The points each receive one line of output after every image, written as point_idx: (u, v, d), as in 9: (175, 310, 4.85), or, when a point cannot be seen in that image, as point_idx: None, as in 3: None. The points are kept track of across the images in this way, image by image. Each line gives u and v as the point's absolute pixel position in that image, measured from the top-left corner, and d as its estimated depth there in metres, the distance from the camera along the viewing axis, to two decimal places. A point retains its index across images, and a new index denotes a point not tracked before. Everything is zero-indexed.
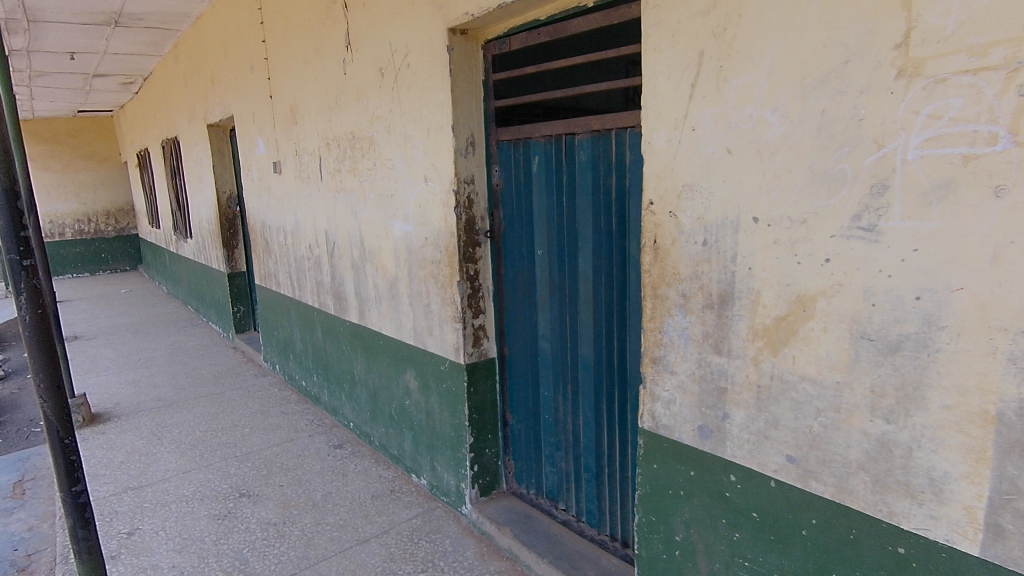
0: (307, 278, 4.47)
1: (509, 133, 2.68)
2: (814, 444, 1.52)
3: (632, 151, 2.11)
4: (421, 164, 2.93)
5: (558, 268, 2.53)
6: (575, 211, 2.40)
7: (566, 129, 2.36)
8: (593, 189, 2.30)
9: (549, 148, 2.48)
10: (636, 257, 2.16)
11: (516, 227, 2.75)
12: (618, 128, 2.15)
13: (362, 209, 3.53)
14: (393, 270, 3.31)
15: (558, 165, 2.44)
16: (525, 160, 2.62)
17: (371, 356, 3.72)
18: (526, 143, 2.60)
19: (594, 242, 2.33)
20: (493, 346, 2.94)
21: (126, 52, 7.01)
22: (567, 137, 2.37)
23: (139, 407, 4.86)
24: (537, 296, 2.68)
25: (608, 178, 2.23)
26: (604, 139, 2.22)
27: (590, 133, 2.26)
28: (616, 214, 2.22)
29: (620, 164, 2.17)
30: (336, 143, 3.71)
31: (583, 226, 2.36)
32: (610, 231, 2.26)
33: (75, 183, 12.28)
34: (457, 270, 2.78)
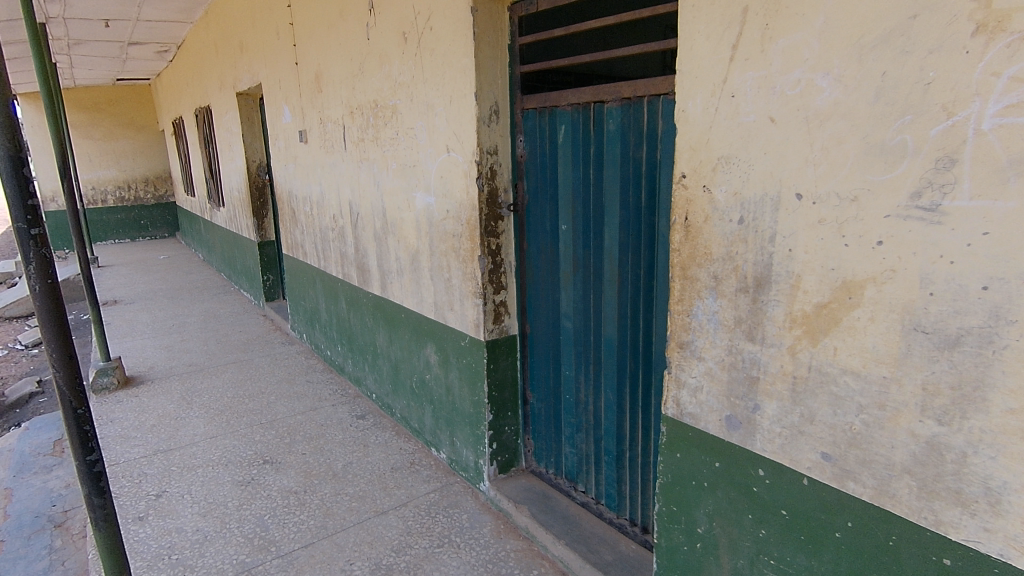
0: (332, 249, 4.45)
1: (534, 100, 2.54)
2: (854, 442, 1.40)
3: (665, 119, 1.96)
4: (443, 133, 2.82)
5: (583, 244, 2.41)
6: (602, 183, 2.27)
7: (594, 96, 2.21)
8: (621, 160, 2.16)
9: (576, 117, 2.33)
10: (665, 233, 2.03)
11: (540, 200, 2.63)
12: (651, 94, 2.00)
13: (385, 179, 3.46)
14: (415, 243, 3.24)
15: (586, 134, 2.30)
16: (551, 130, 2.48)
17: (393, 329, 3.70)
18: (552, 110, 2.46)
19: (621, 218, 2.20)
20: (514, 323, 2.86)
21: (158, 18, 7.01)
22: (596, 105, 2.23)
23: (171, 371, 4.99)
24: (561, 273, 2.57)
25: (638, 149, 2.09)
26: (635, 107, 2.07)
27: (620, 101, 2.11)
28: (646, 188, 2.08)
29: (652, 134, 2.02)
30: (360, 111, 3.62)
31: (610, 201, 2.23)
32: (639, 207, 2.13)
33: (116, 150, 12.58)
34: (479, 244, 2.69)
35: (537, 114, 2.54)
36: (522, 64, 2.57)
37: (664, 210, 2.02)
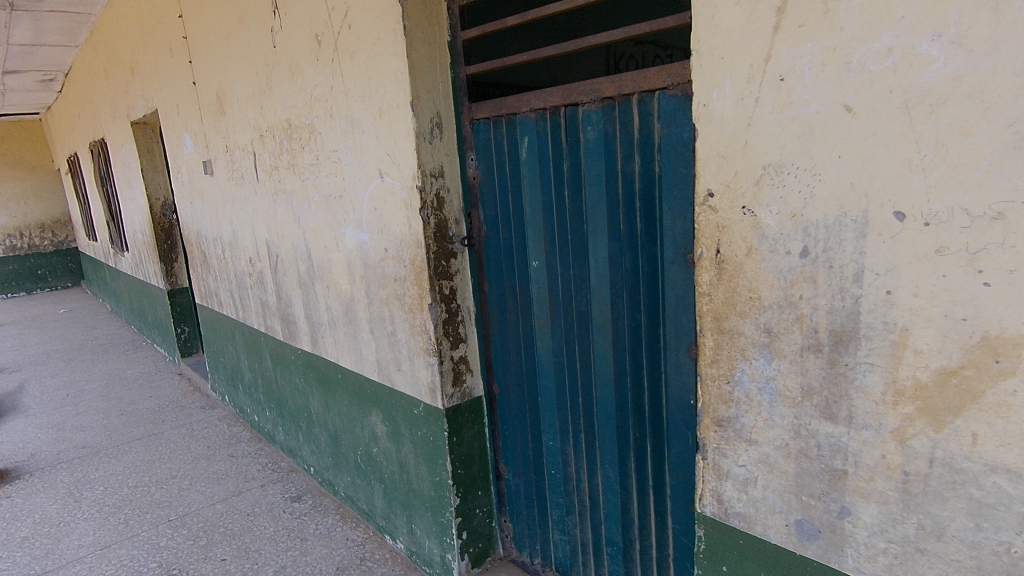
0: (250, 298, 3.78)
1: (485, 109, 2.04)
2: (1013, 571, 0.95)
3: (664, 122, 1.51)
4: (373, 154, 2.28)
5: (561, 284, 1.92)
6: (582, 208, 1.79)
7: (565, 99, 1.74)
8: (606, 178, 1.69)
9: (542, 127, 1.86)
10: (674, 269, 1.57)
11: (500, 232, 2.12)
12: (640, 91, 1.55)
13: (306, 214, 2.87)
14: (348, 290, 2.66)
15: (556, 147, 1.82)
16: (509, 144, 1.99)
17: (328, 392, 3.08)
18: (508, 120, 1.97)
19: (611, 251, 1.73)
20: (478, 381, 2.33)
21: (34, 41, 6.11)
22: (567, 110, 1.76)
23: (58, 458, 4.12)
24: (534, 320, 2.07)
25: (628, 163, 1.63)
26: (620, 109, 1.61)
27: (599, 102, 1.65)
28: (643, 212, 1.63)
29: (646, 143, 1.57)
30: (270, 134, 3.02)
31: (595, 229, 1.76)
32: (635, 236, 1.67)
33: (2, 194, 11.18)
34: (428, 291, 2.15)
35: (489, 126, 2.05)
36: (467, 66, 2.07)
37: (670, 239, 1.57)
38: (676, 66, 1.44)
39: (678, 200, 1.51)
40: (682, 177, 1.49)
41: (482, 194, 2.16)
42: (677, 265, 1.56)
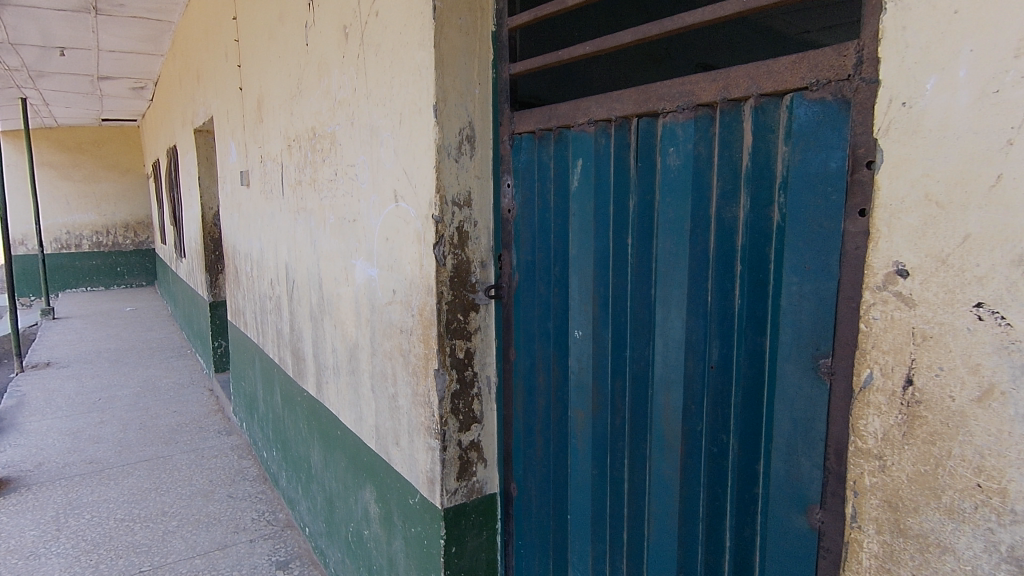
0: (268, 324, 3.42)
1: (529, 121, 1.53)
2: None
3: (797, 144, 0.96)
4: (389, 172, 1.82)
5: (612, 370, 1.36)
6: (652, 266, 1.24)
7: (639, 107, 1.21)
8: (692, 226, 1.13)
9: (602, 145, 1.32)
10: (793, 376, 0.99)
11: (534, 285, 1.59)
12: (758, 95, 1.00)
13: (321, 238, 2.46)
14: (353, 333, 2.20)
15: (619, 177, 1.28)
16: (557, 169, 1.47)
17: (327, 447, 2.61)
18: (558, 136, 1.45)
19: (691, 334, 1.16)
20: (492, 475, 1.78)
21: (123, 49, 6.29)
22: (641, 122, 1.22)
23: (61, 473, 3.88)
24: (570, 410, 1.51)
25: (729, 206, 1.07)
26: (724, 123, 1.06)
27: (691, 111, 1.11)
28: (747, 281, 1.06)
29: (764, 177, 1.01)
30: (297, 144, 2.66)
31: (668, 299, 1.20)
32: (731, 316, 1.09)
33: (97, 193, 11.86)
34: (436, 353, 1.63)
35: (533, 144, 1.54)
36: (512, 63, 1.57)
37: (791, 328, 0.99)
38: (827, 53, 0.89)
39: (809, 269, 0.94)
40: (824, 234, 0.92)
41: (516, 232, 1.63)
42: (800, 371, 0.98)
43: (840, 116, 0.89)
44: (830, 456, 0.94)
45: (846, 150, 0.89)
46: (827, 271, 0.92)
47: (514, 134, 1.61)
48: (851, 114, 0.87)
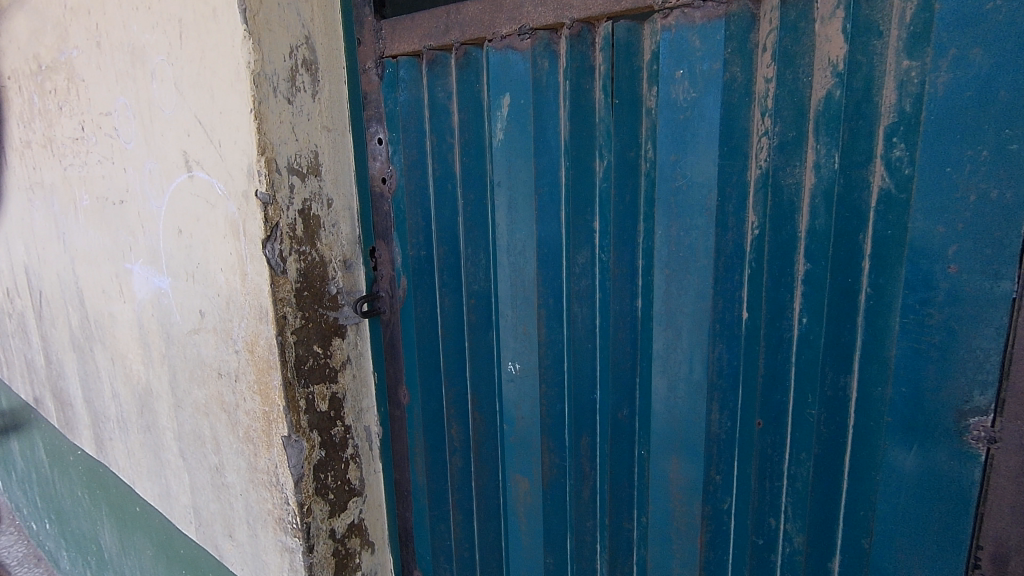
0: (9, 353, 2.38)
1: (409, 34, 0.97)
2: None
3: (949, 52, 0.54)
4: (169, 122, 1.12)
5: (576, 418, 0.93)
6: (645, 265, 0.81)
7: (616, 1, 0.73)
8: (721, 203, 0.71)
9: (547, 73, 0.83)
10: (907, 437, 0.65)
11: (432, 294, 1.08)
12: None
13: (71, 230, 1.62)
14: (141, 373, 1.46)
15: (575, 125, 0.82)
16: (463, 114, 0.95)
17: (123, 529, 1.83)
18: (463, 60, 0.92)
19: (719, 372, 0.77)
20: (386, 558, 1.26)
21: None
22: (618, 30, 0.75)
23: None
24: (505, 473, 1.06)
25: (789, 167, 0.66)
26: (786, 23, 0.63)
27: (721, 4, 0.66)
28: (829, 289, 0.67)
29: (863, 115, 0.61)
30: (15, 84, 1.73)
31: (672, 316, 0.79)
32: (794, 340, 0.71)
33: None
34: (283, 411, 1.04)
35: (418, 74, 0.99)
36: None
37: (911, 359, 0.63)
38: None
39: (957, 269, 0.58)
40: (988, 208, 0.55)
41: (396, 214, 1.07)
42: (916, 425, 0.64)
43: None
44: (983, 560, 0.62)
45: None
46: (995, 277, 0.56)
47: (383, 58, 1.02)
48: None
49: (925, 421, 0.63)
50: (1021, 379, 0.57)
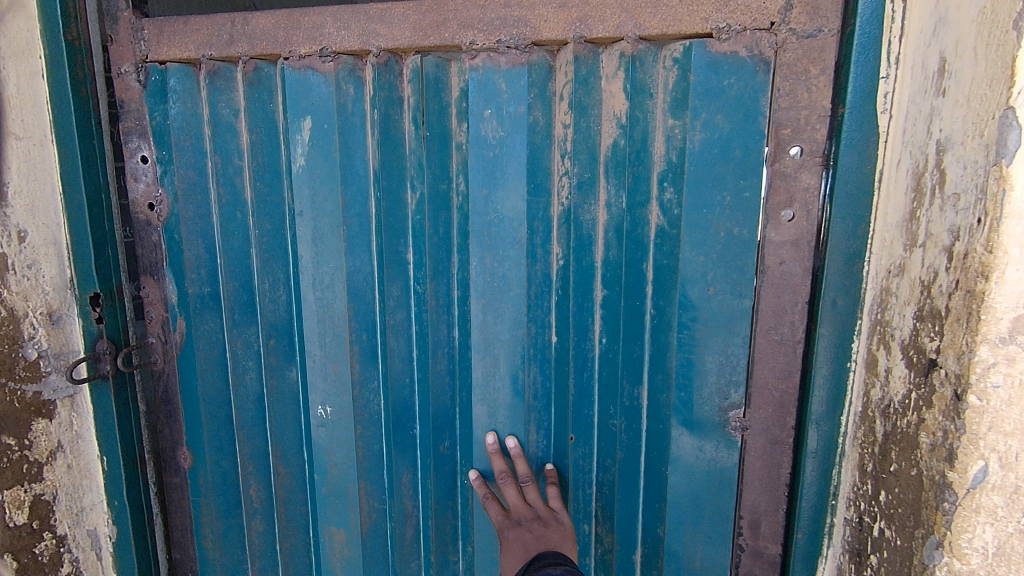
0: None
1: (183, 39, 0.88)
2: None
3: (701, 117, 0.73)
4: None
5: (397, 454, 0.93)
6: (466, 298, 0.86)
7: (426, 37, 0.80)
8: (534, 242, 0.82)
9: (353, 97, 0.85)
10: (694, 436, 0.79)
11: (217, 335, 0.97)
12: (635, 38, 0.74)
13: None
14: None
15: (385, 161, 0.84)
16: (252, 135, 0.89)
17: None
18: (252, 75, 0.88)
19: (533, 394, 0.85)
20: None
21: None
22: (426, 63, 0.81)
23: None
24: (316, 527, 1.00)
25: (586, 206, 0.79)
26: (580, 75, 0.77)
27: (523, 53, 0.78)
28: (625, 312, 0.80)
29: (643, 164, 0.76)
30: None
31: (490, 342, 0.86)
32: (594, 357, 0.83)
33: None
34: None
35: (192, 84, 0.90)
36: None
37: (686, 367, 0.78)
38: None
39: (717, 293, 0.75)
40: (736, 242, 0.74)
41: (169, 244, 0.95)
42: (699, 425, 0.79)
43: (757, 79, 0.71)
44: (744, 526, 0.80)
45: (766, 128, 0.72)
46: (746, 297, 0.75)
47: (146, 62, 0.91)
48: (773, 79, 0.71)
49: (703, 421, 0.79)
50: (762, 375, 0.76)
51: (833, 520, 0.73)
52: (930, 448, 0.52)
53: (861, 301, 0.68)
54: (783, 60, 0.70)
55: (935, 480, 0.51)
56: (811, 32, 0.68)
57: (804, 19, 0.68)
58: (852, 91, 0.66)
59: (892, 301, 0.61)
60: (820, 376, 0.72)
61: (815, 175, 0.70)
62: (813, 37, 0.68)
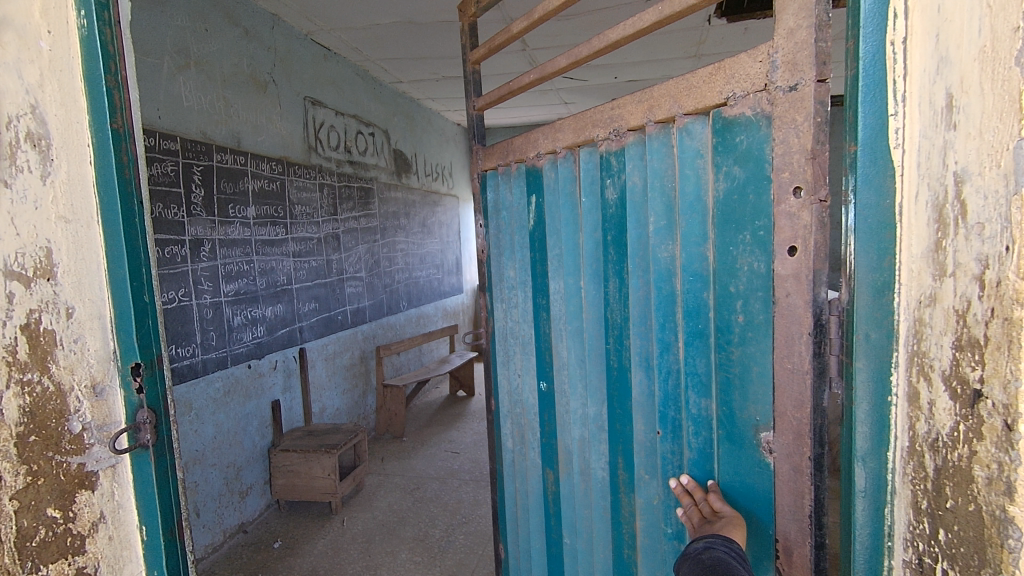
0: None
1: (491, 156, 1.59)
2: None
3: (724, 169, 0.91)
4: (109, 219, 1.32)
5: (572, 418, 1.38)
6: (604, 314, 1.24)
7: (580, 136, 1.23)
8: (631, 273, 1.13)
9: (551, 177, 1.35)
10: (733, 444, 0.97)
11: (506, 329, 1.64)
12: (682, 115, 0.97)
13: None
14: None
15: (563, 220, 1.32)
16: (514, 208, 1.51)
17: None
18: (516, 170, 1.49)
19: (640, 388, 1.15)
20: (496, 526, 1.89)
21: None
22: (581, 152, 1.24)
23: None
24: (542, 461, 1.54)
25: (664, 249, 1.04)
26: (651, 146, 1.04)
27: (620, 137, 1.12)
28: (688, 332, 1.02)
29: (697, 211, 0.97)
30: None
31: (618, 342, 1.20)
32: (672, 360, 1.07)
33: None
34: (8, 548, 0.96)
35: (497, 179, 1.59)
36: (478, 97, 1.68)
37: (725, 381, 0.96)
38: (742, 61, 0.86)
39: (742, 318, 0.92)
40: (755, 275, 0.89)
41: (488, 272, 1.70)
42: (736, 436, 0.96)
43: (762, 132, 0.85)
44: (781, 552, 0.90)
45: (771, 174, 0.84)
46: (763, 318, 0.89)
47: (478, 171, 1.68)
48: (771, 131, 0.83)
49: (740, 431, 0.95)
50: (781, 404, 0.87)
51: (890, 564, 0.70)
52: (986, 481, 0.53)
53: (895, 333, 0.67)
54: (778, 113, 0.82)
55: (995, 516, 0.52)
56: (792, 85, 0.80)
57: (788, 76, 0.80)
58: (863, 128, 0.68)
59: (927, 332, 0.61)
60: (862, 412, 0.70)
61: (812, 214, 0.78)
62: (794, 89, 0.79)
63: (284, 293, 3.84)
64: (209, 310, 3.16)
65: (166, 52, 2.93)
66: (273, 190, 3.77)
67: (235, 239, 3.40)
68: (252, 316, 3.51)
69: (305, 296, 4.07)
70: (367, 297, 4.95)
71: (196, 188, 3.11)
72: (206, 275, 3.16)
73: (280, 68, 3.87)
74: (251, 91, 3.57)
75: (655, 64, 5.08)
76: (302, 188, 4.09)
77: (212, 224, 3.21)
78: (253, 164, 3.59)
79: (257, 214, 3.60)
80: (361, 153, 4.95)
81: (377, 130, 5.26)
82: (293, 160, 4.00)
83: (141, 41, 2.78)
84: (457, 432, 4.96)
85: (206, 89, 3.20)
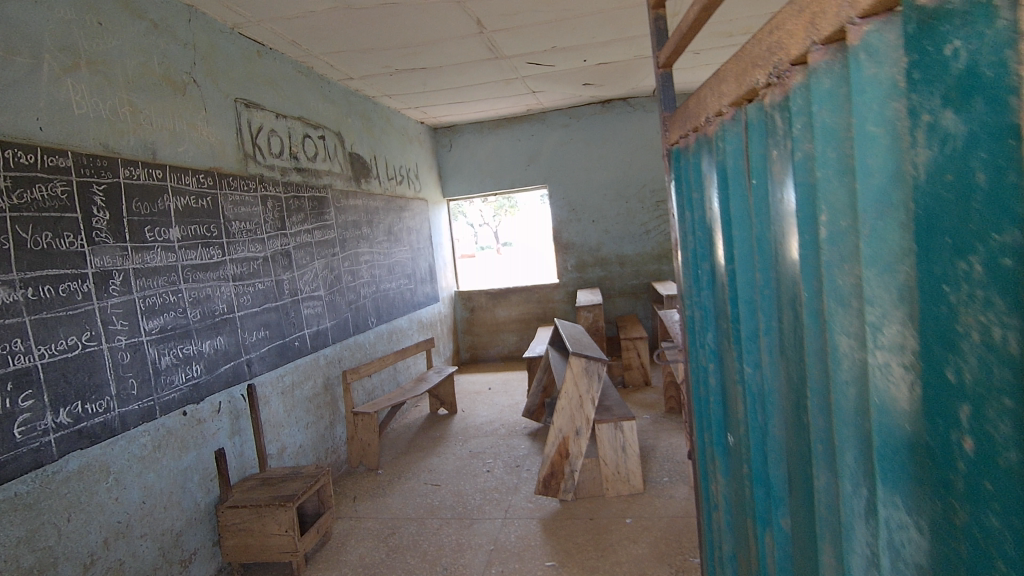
0: None
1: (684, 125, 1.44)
2: None
3: (925, 119, 0.56)
4: None
5: (766, 470, 1.10)
6: (788, 349, 0.93)
7: (744, 85, 0.98)
8: (811, 300, 0.82)
9: (730, 143, 1.09)
10: None
11: (704, 333, 1.42)
12: (855, 17, 0.63)
13: None
14: None
15: (744, 213, 1.06)
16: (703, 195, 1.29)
17: None
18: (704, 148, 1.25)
19: (823, 460, 0.83)
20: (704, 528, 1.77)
21: None
22: (757, 125, 0.96)
23: None
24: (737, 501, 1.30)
25: (846, 275, 0.73)
26: (821, 86, 0.74)
27: (783, 75, 0.84)
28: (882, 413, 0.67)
29: (891, 204, 0.62)
30: None
31: (804, 388, 0.90)
32: (857, 422, 0.74)
33: None
34: None
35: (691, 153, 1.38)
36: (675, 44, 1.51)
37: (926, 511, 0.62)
38: None
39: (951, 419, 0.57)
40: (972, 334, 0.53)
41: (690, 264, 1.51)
42: None
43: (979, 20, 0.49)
44: None
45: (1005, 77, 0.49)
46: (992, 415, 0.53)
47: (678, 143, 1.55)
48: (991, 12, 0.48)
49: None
50: None
51: None
52: None
53: None
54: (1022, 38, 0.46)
55: None
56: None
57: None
58: None
59: None
60: None
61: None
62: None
63: (224, 323, 3.34)
64: (125, 353, 2.67)
65: (47, 50, 2.43)
66: (202, 207, 3.25)
67: (156, 267, 2.90)
68: (184, 354, 3.01)
69: (252, 325, 3.58)
70: (327, 318, 4.47)
71: (99, 211, 2.61)
72: (118, 312, 2.66)
73: (201, 66, 3.36)
74: (166, 93, 3.07)
75: (626, 43, 4.66)
76: (240, 202, 3.58)
77: (123, 252, 2.72)
78: (175, 178, 3.07)
79: (183, 236, 3.09)
80: (309, 159, 4.46)
81: (327, 132, 4.75)
82: (225, 170, 3.50)
83: (7, 37, 2.26)
84: (438, 459, 4.51)
85: (105, 93, 2.69)
